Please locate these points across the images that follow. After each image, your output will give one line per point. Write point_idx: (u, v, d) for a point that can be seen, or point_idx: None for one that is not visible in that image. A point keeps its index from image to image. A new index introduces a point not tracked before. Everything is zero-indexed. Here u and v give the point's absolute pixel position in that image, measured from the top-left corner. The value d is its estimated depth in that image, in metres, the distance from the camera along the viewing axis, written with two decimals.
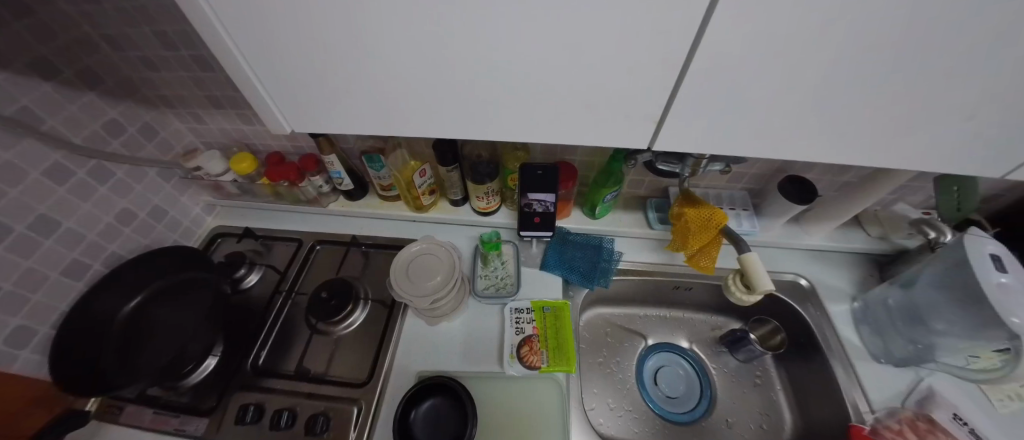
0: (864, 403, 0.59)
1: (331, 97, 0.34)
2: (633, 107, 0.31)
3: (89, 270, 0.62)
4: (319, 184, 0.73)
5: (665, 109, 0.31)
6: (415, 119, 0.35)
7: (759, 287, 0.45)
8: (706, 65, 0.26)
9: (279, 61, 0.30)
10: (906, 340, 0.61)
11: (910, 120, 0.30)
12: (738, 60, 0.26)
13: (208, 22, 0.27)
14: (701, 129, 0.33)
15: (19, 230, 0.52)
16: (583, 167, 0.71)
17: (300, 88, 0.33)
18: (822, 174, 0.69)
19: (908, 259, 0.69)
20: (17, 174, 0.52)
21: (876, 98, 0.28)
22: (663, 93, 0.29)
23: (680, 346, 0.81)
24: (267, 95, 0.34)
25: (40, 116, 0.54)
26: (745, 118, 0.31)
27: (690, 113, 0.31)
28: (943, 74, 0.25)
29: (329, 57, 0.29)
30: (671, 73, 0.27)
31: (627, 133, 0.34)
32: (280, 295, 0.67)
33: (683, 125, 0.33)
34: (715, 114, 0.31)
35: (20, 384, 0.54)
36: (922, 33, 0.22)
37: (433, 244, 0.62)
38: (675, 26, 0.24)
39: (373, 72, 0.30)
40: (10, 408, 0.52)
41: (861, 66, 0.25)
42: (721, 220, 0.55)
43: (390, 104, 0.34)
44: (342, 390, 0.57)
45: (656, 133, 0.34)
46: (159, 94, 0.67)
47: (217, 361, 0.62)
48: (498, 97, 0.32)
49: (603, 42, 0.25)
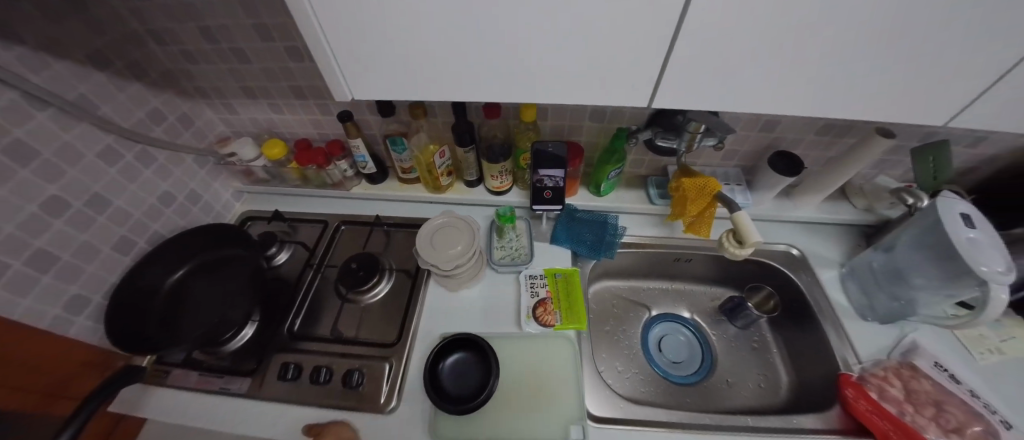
0: (852, 356, 0.65)
1: (377, 81, 0.38)
2: (677, 96, 0.36)
3: (135, 247, 0.67)
4: (344, 169, 0.77)
5: (660, 83, 0.35)
6: (441, 93, 0.39)
7: (749, 240, 0.51)
8: (733, 61, 0.31)
9: (363, 61, 0.35)
10: (889, 297, 0.67)
11: (916, 114, 0.36)
12: (774, 68, 0.32)
13: (310, 24, 0.31)
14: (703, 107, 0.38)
15: (75, 206, 0.57)
16: (589, 148, 0.77)
17: (362, 75, 0.37)
18: (809, 150, 0.74)
19: (892, 227, 0.74)
20: (75, 154, 0.57)
21: (884, 89, 0.33)
22: (693, 80, 0.34)
23: (682, 315, 0.86)
24: (340, 74, 0.37)
25: (95, 103, 0.59)
26: (762, 105, 0.37)
27: (721, 101, 0.36)
28: (947, 78, 0.31)
29: (369, 40, 0.33)
30: (715, 79, 0.34)
31: (626, 93, 0.36)
32: (311, 268, 0.73)
33: (667, 97, 0.37)
34: (741, 102, 0.36)
35: (63, 342, 0.57)
36: (932, 34, 0.28)
37: (454, 218, 0.67)
38: (736, 43, 0.30)
39: (471, 79, 0.37)
40: (52, 363, 0.55)
41: (879, 70, 0.31)
42: (714, 187, 0.60)
43: (403, 85, 0.38)
44: (373, 349, 0.62)
45: (653, 94, 0.37)
46: (196, 85, 0.73)
47: (254, 330, 0.67)
48: (518, 73, 0.35)
49: (608, 36, 0.31)
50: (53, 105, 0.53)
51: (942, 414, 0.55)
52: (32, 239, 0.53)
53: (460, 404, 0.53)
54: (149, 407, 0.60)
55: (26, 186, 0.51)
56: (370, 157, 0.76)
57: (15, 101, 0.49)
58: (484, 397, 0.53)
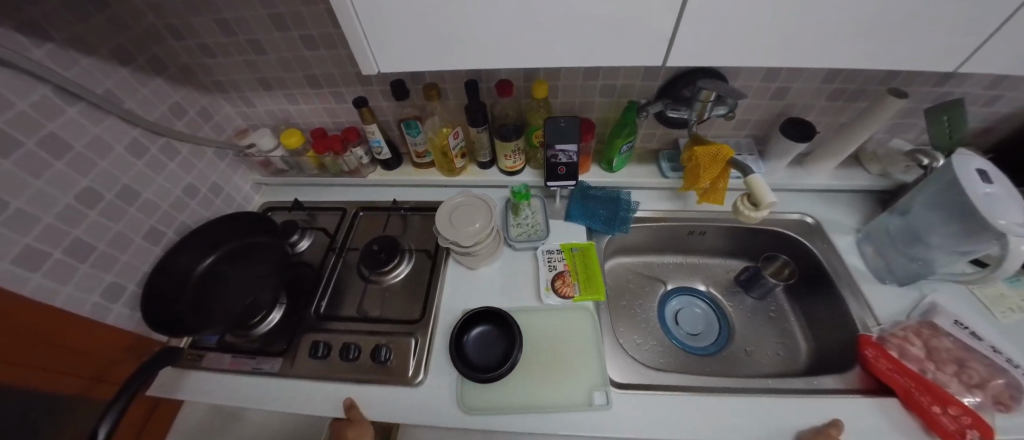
0: (871, 318, 0.65)
1: (405, 60, 0.39)
2: (711, 57, 0.36)
3: (165, 237, 0.69)
4: (360, 156, 0.79)
5: (676, 36, 0.33)
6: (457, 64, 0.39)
7: (764, 202, 0.52)
8: (758, 24, 0.32)
9: (392, 35, 0.35)
10: (907, 258, 0.67)
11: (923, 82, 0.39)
12: (803, 47, 0.34)
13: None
14: (724, 61, 0.36)
15: (108, 197, 0.59)
16: (599, 124, 0.77)
17: (391, 47, 0.37)
18: (822, 116, 0.74)
19: (907, 190, 0.74)
20: (105, 147, 0.58)
21: (908, 53, 0.34)
22: (721, 38, 0.33)
23: (697, 288, 0.87)
24: (370, 49, 0.37)
25: (121, 97, 0.60)
26: (793, 62, 0.36)
27: (754, 56, 0.36)
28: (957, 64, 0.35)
29: (388, 12, 0.33)
30: (746, 56, 0.36)
31: (641, 53, 0.36)
32: (333, 253, 0.75)
33: (685, 59, 0.37)
34: (777, 55, 0.35)
35: (95, 327, 0.57)
36: (958, 19, 0.30)
37: (470, 197, 0.68)
38: (777, 22, 0.31)
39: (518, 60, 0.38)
40: (81, 347, 0.55)
41: (898, 52, 0.34)
42: (727, 153, 0.60)
43: (416, 62, 0.39)
44: (398, 326, 0.64)
45: (666, 55, 0.36)
46: (214, 79, 0.74)
47: (281, 314, 0.69)
48: (540, 37, 0.35)
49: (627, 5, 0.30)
50: (84, 99, 0.54)
51: (964, 371, 0.56)
52: (69, 229, 0.54)
53: (484, 373, 0.55)
54: (187, 388, 0.62)
55: (62, 177, 0.52)
56: (385, 142, 0.77)
57: (49, 96, 0.50)
58: (507, 366, 0.55)
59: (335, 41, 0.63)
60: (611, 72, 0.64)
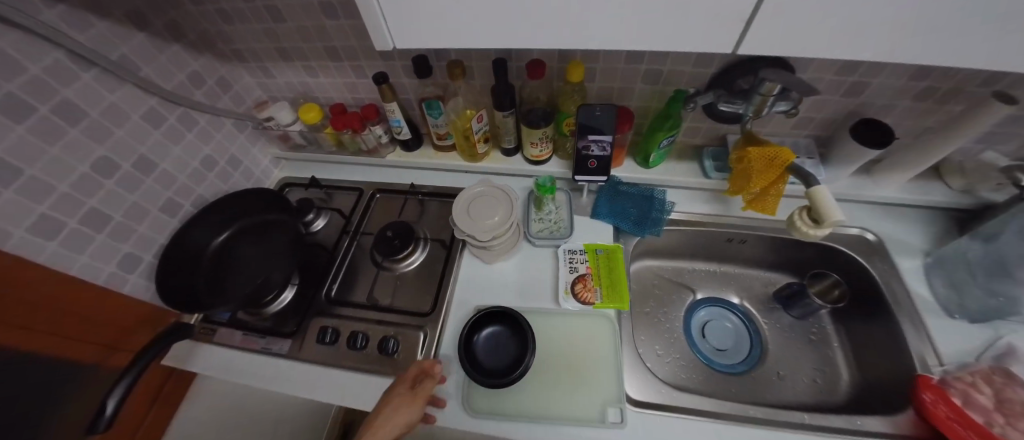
0: (933, 357, 0.57)
1: (420, 42, 0.33)
2: (803, 43, 0.28)
3: (182, 209, 0.68)
4: (378, 134, 0.75)
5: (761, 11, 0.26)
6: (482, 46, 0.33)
7: (828, 219, 0.45)
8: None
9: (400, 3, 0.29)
10: (985, 292, 0.57)
11: None
12: (927, 33, 0.25)
13: None
14: (818, 48, 0.28)
15: (124, 167, 0.58)
16: (638, 113, 0.70)
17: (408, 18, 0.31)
18: (904, 118, 0.64)
19: (996, 211, 0.63)
20: (121, 115, 0.57)
21: None
22: (820, 21, 0.26)
23: (730, 301, 0.80)
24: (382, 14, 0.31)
25: (137, 63, 0.58)
26: (917, 53, 0.27)
27: (868, 40, 0.27)
28: None
29: None
30: (841, 41, 0.27)
31: (706, 39, 0.29)
32: (347, 235, 0.72)
33: (761, 42, 0.28)
34: (901, 42, 0.26)
35: (109, 296, 0.57)
36: None
37: (490, 187, 0.63)
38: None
39: (553, 40, 0.31)
40: (91, 315, 0.55)
41: None
42: (787, 157, 0.52)
43: (433, 40, 0.33)
44: (408, 318, 0.61)
45: (741, 39, 0.29)
46: (233, 48, 0.71)
47: (293, 294, 0.68)
48: (584, 13, 0.28)
49: None
50: (98, 65, 0.52)
51: None
52: (85, 199, 0.53)
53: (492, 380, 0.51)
54: (199, 361, 0.62)
55: (77, 146, 0.51)
56: (405, 122, 0.73)
57: (62, 61, 0.49)
58: (516, 375, 0.50)
59: (355, 10, 0.58)
60: (658, 55, 0.57)
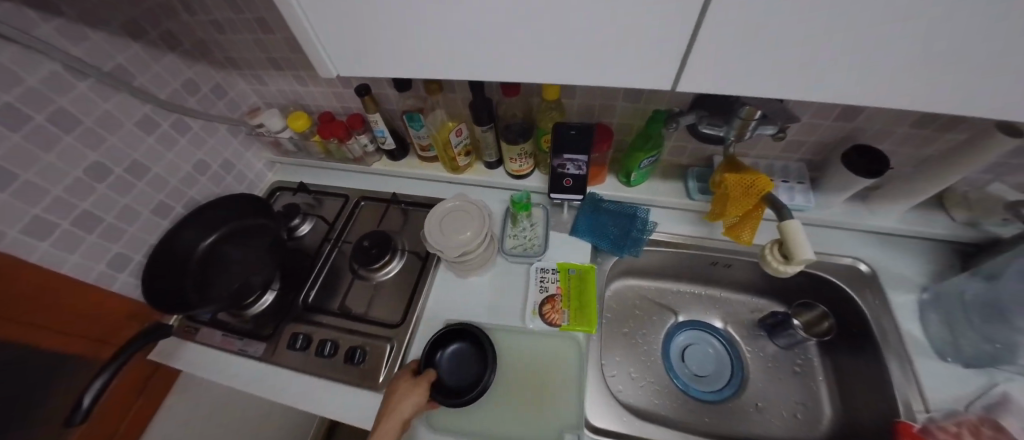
0: (919, 401, 0.53)
1: (365, 61, 0.33)
2: (753, 61, 0.26)
3: (173, 211, 0.71)
4: (364, 143, 0.76)
5: (691, 52, 0.26)
6: (423, 67, 0.33)
7: (798, 257, 0.43)
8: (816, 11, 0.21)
9: (345, 30, 0.30)
10: (981, 338, 0.54)
11: None
12: (888, 48, 0.23)
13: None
14: (766, 77, 0.27)
15: (117, 171, 0.61)
16: (620, 131, 0.68)
17: (358, 44, 0.32)
18: (904, 145, 0.60)
19: (1003, 248, 0.59)
20: (115, 123, 0.59)
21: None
22: (761, 43, 0.24)
23: (713, 325, 0.78)
24: (324, 42, 0.32)
25: (132, 73, 0.61)
26: (861, 83, 0.26)
27: (812, 67, 0.25)
28: None
29: None
30: (798, 59, 0.25)
31: (644, 75, 0.29)
32: (329, 242, 0.74)
33: (701, 77, 0.28)
34: (842, 70, 0.25)
35: (100, 293, 0.60)
36: None
37: (465, 202, 0.64)
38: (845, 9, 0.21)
39: (499, 69, 0.32)
40: (85, 310, 0.58)
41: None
42: (764, 185, 0.50)
43: (380, 62, 0.33)
44: (378, 329, 0.62)
45: (678, 78, 0.29)
46: (228, 56, 0.73)
47: (273, 297, 0.69)
48: (518, 48, 0.29)
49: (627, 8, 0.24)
50: (93, 76, 0.55)
51: None
52: (78, 201, 0.56)
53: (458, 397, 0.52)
54: (181, 358, 0.65)
55: (71, 152, 0.54)
56: (389, 132, 0.74)
57: (58, 72, 0.51)
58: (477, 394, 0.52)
59: None
60: None
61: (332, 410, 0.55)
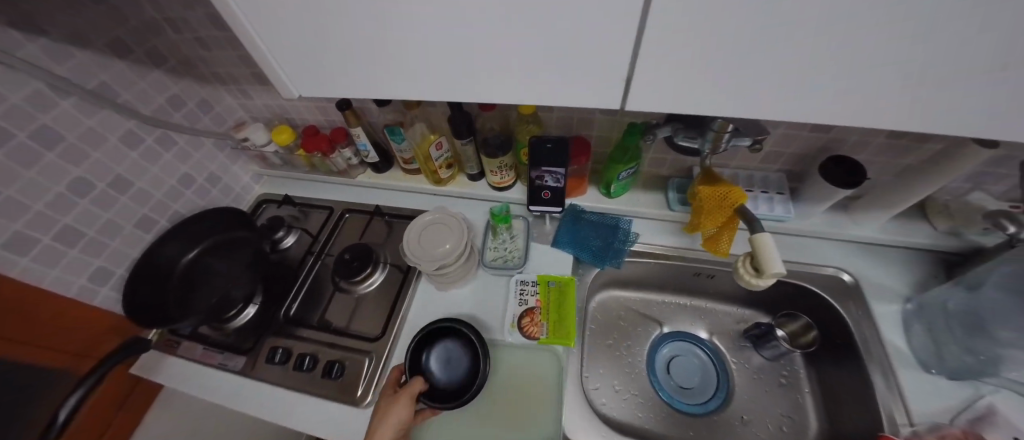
0: (903, 415, 0.52)
1: (326, 78, 0.35)
2: (695, 79, 0.26)
3: (156, 225, 0.72)
4: (348, 157, 0.77)
5: (634, 71, 0.26)
6: (381, 83, 0.34)
7: (769, 270, 0.43)
8: (743, 32, 0.21)
9: (303, 49, 0.32)
10: (964, 350, 0.53)
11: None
12: (820, 67, 0.23)
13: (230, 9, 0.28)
14: (712, 88, 0.26)
15: (100, 186, 0.61)
16: (599, 143, 0.68)
17: (318, 62, 0.33)
18: (881, 155, 0.60)
19: (985, 258, 0.59)
20: (98, 138, 0.61)
21: (998, 80, 0.21)
22: (703, 52, 0.23)
23: (698, 336, 0.77)
24: (283, 59, 0.34)
25: (116, 89, 0.62)
26: (806, 98, 0.26)
27: (754, 84, 0.25)
28: None
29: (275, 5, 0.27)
30: (736, 77, 0.25)
31: (593, 96, 0.29)
32: (312, 255, 0.74)
33: (647, 96, 0.28)
34: (785, 85, 0.25)
35: (80, 307, 0.61)
36: None
37: (445, 215, 0.64)
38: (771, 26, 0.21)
39: (453, 88, 0.32)
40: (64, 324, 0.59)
41: (978, 79, 0.22)
42: (738, 198, 0.50)
43: (340, 77, 0.34)
44: (357, 343, 0.62)
45: (625, 97, 0.29)
46: (213, 72, 0.75)
47: (255, 309, 0.70)
48: (467, 68, 0.29)
49: (557, 25, 0.24)
50: (76, 93, 0.56)
51: None
52: (59, 217, 0.57)
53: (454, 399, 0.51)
54: (160, 372, 0.65)
55: (53, 168, 0.55)
56: (372, 146, 0.75)
57: (41, 90, 0.53)
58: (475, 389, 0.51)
59: None
60: None
61: (308, 425, 0.54)
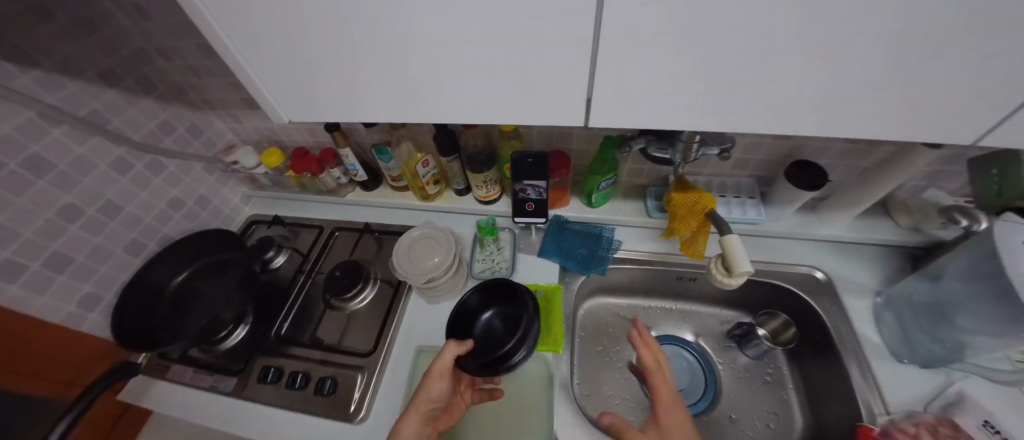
0: (879, 404, 0.55)
1: (314, 102, 0.37)
2: (645, 95, 0.29)
3: (146, 249, 0.72)
4: (337, 176, 0.79)
5: (591, 91, 0.29)
6: (364, 104, 0.36)
7: (738, 270, 0.45)
8: (677, 50, 0.25)
9: (293, 77, 0.34)
10: (931, 338, 0.56)
11: (931, 129, 0.29)
12: (750, 78, 0.26)
13: (224, 42, 0.31)
14: (662, 103, 0.30)
15: (89, 212, 0.62)
16: (578, 156, 0.72)
17: (307, 89, 0.36)
18: (840, 159, 0.64)
19: (945, 250, 0.62)
20: (89, 165, 0.62)
21: (894, 84, 0.25)
22: (651, 63, 0.26)
23: (684, 338, 0.79)
24: (272, 86, 0.36)
25: (106, 117, 0.64)
26: (743, 108, 0.29)
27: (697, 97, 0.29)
28: (971, 93, 0.25)
29: (266, 37, 0.30)
30: (680, 92, 0.28)
31: (559, 114, 0.32)
32: (303, 274, 0.75)
33: (606, 112, 0.31)
34: (723, 97, 0.28)
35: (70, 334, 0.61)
36: (943, 43, 0.21)
37: (433, 229, 0.66)
38: (700, 44, 0.24)
39: (436, 112, 0.35)
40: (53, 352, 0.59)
41: (879, 84, 0.25)
42: (708, 203, 0.53)
43: (327, 101, 0.37)
44: (349, 359, 0.62)
45: (587, 114, 0.32)
46: (202, 97, 0.77)
47: (245, 331, 0.70)
48: (442, 90, 0.32)
49: (520, 50, 0.27)
50: (67, 121, 0.58)
51: None
52: (49, 243, 0.58)
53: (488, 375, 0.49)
54: (148, 398, 0.64)
55: (43, 195, 0.56)
56: (360, 165, 0.77)
57: (33, 120, 0.54)
58: (514, 365, 0.49)
59: None
60: None
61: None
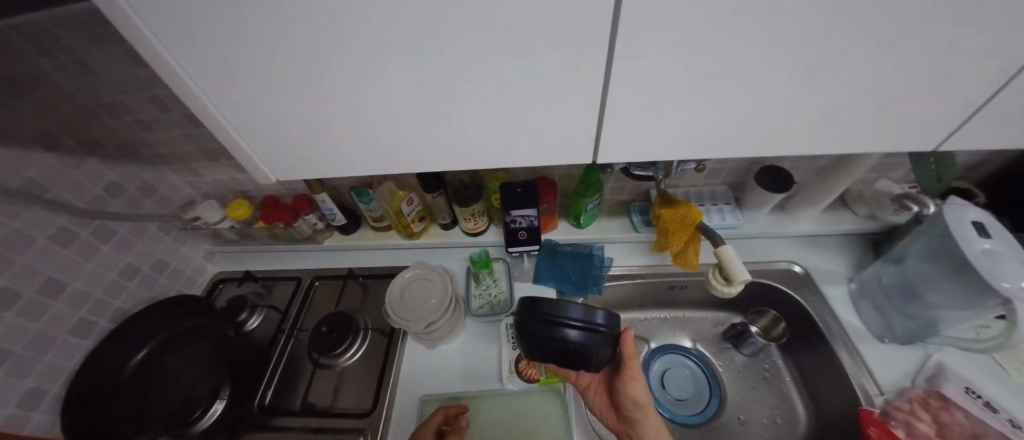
0: (873, 386, 0.58)
1: (307, 158, 0.35)
2: (651, 124, 0.31)
3: (95, 328, 0.64)
4: (313, 222, 0.75)
5: (601, 123, 0.30)
6: (368, 155, 0.35)
7: (737, 278, 0.47)
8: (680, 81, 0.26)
9: (285, 136, 0.33)
10: (905, 317, 0.60)
11: (897, 132, 0.32)
12: (748, 100, 0.28)
13: (203, 106, 0.29)
14: (666, 129, 0.31)
15: (27, 294, 0.55)
16: (562, 180, 0.73)
17: (298, 146, 0.34)
18: (800, 161, 0.69)
19: (901, 234, 0.69)
20: (25, 241, 0.55)
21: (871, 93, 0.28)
22: (659, 93, 0.28)
23: (683, 345, 0.81)
24: (257, 144, 0.34)
25: (44, 185, 0.57)
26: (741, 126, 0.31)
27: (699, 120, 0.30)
28: (929, 95, 0.28)
29: (258, 100, 0.29)
30: (683, 117, 0.30)
31: (562, 143, 0.33)
32: (283, 334, 0.69)
33: (612, 140, 0.33)
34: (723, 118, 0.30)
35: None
36: (906, 54, 0.25)
37: (426, 269, 0.64)
38: (703, 74, 0.26)
39: (434, 154, 0.35)
40: None
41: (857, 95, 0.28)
42: (696, 216, 0.56)
43: (321, 156, 0.35)
44: (346, 422, 0.57)
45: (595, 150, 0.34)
46: (156, 152, 0.71)
47: (222, 406, 0.61)
48: (445, 134, 0.32)
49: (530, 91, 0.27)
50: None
51: None
52: None
53: (550, 336, 0.39)
54: None
55: None
56: (339, 209, 0.73)
57: None
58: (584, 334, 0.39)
59: None
60: None
61: None
